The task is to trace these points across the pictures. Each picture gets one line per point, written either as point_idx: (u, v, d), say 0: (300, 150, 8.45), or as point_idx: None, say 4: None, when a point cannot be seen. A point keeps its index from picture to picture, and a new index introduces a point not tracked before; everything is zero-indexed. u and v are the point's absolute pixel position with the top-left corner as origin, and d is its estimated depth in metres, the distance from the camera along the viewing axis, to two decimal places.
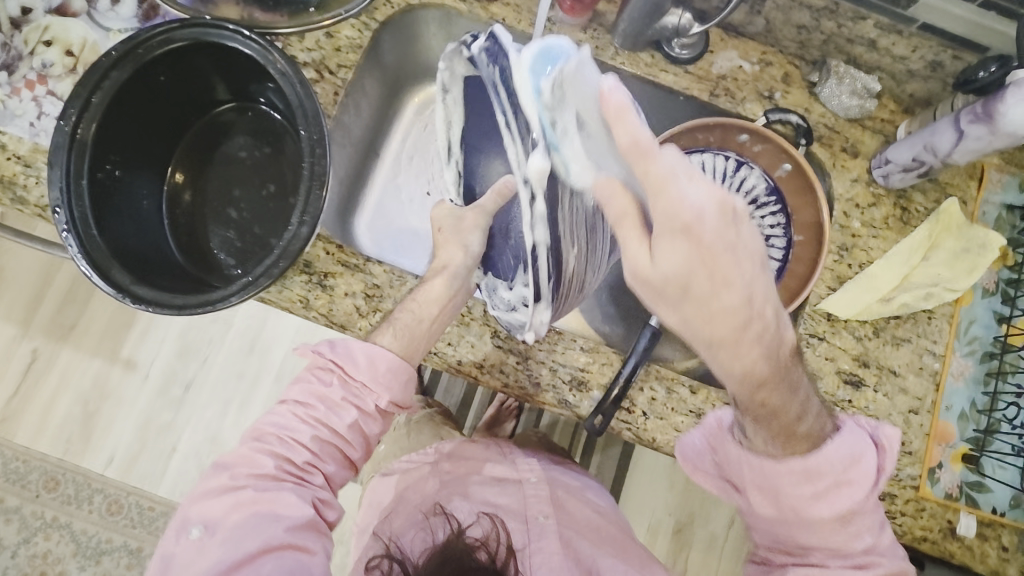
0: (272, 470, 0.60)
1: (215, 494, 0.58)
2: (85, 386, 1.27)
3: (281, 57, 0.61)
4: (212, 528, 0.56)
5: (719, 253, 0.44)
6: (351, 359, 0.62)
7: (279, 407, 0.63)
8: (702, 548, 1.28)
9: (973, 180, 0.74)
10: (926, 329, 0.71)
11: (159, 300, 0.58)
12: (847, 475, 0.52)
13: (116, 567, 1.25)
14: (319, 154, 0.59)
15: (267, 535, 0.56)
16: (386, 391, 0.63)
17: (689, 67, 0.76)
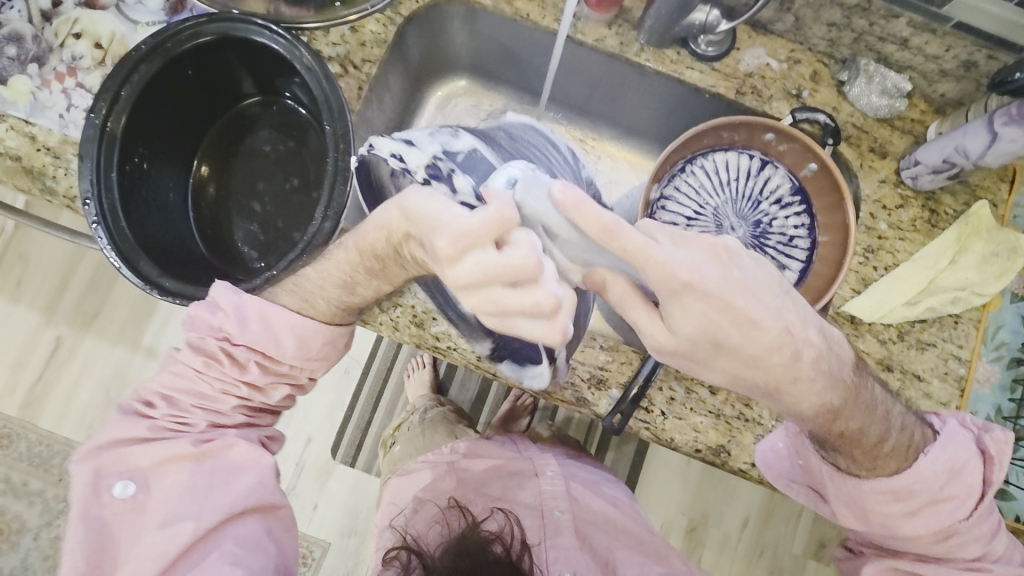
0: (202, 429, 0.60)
1: (139, 445, 0.59)
2: (107, 374, 1.29)
3: (308, 52, 0.61)
4: (147, 485, 0.58)
5: (728, 307, 0.50)
6: (276, 342, 0.60)
7: (186, 371, 0.60)
8: (714, 546, 1.28)
9: (1005, 182, 0.73)
10: (952, 333, 0.70)
11: (186, 292, 0.59)
12: (944, 492, 0.60)
13: None
14: (344, 149, 0.59)
15: (231, 500, 0.59)
16: (318, 363, 0.62)
17: (716, 65, 0.75)
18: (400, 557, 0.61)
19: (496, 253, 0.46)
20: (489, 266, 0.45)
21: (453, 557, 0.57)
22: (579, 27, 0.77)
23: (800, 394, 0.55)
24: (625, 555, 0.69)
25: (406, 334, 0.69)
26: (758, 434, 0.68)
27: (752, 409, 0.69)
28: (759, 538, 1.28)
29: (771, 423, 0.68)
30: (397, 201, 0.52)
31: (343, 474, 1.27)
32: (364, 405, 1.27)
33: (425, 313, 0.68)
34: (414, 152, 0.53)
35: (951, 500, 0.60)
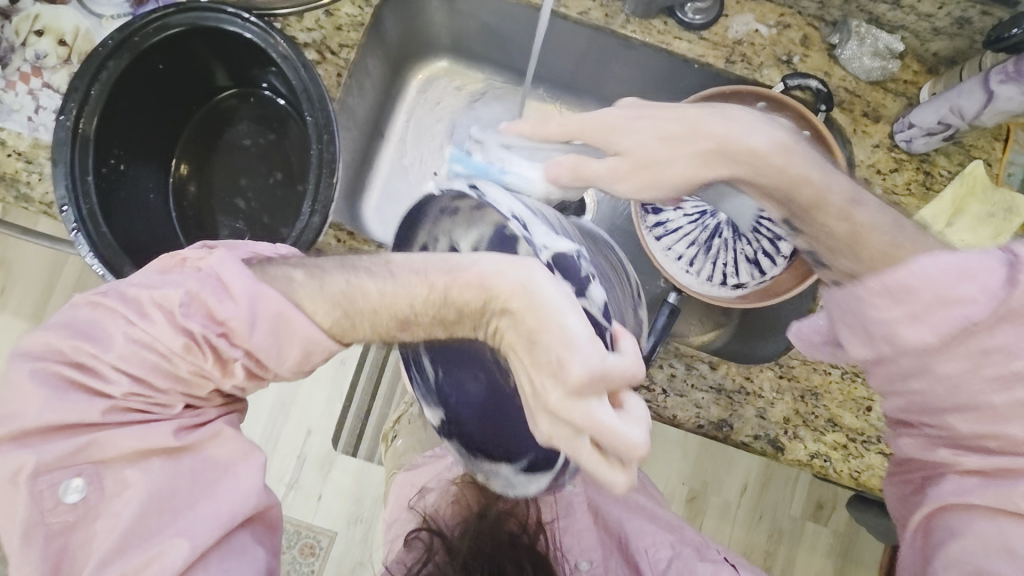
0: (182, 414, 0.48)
1: (96, 430, 0.46)
2: None
3: (284, 41, 0.58)
4: (100, 478, 0.46)
5: (665, 108, 0.56)
6: (278, 349, 0.47)
7: (161, 335, 0.46)
8: (715, 514, 1.30)
9: (999, 141, 0.72)
10: None
11: None
12: (955, 292, 0.48)
13: None
14: (327, 140, 0.58)
15: (218, 508, 0.47)
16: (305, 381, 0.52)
17: (704, 33, 0.73)
18: (422, 537, 0.65)
19: (605, 408, 0.39)
20: (608, 418, 0.39)
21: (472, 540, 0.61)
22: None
23: (749, 138, 0.54)
24: (638, 525, 0.70)
25: None
26: (759, 406, 0.68)
27: (753, 381, 0.69)
28: (760, 503, 1.30)
29: (771, 395, 0.69)
30: (525, 271, 0.42)
31: (346, 465, 1.28)
32: (363, 396, 1.27)
33: None
34: (540, 227, 0.48)
35: (964, 316, 0.48)
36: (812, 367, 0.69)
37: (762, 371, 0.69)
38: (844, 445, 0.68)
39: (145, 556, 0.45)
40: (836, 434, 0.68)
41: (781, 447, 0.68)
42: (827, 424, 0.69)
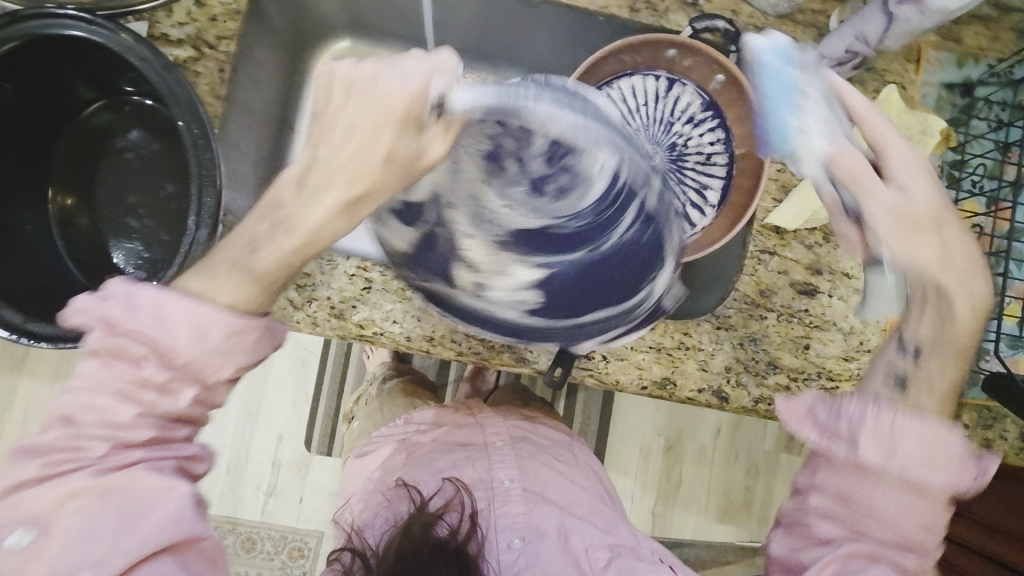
0: (102, 456, 0.43)
1: (31, 486, 0.42)
2: None
3: (140, 41, 0.54)
4: (47, 529, 0.41)
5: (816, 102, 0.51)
6: (165, 326, 0.43)
7: (84, 376, 0.43)
8: (692, 460, 1.33)
9: (911, 63, 0.71)
10: None
11: (61, 333, 0.55)
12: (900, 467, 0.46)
13: None
14: (204, 147, 0.54)
15: (142, 538, 0.42)
16: (230, 354, 0.45)
17: None
18: (344, 559, 0.62)
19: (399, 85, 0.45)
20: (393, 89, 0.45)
21: (394, 559, 0.58)
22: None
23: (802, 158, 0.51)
24: (576, 525, 0.69)
25: (328, 328, 0.65)
26: (699, 359, 0.68)
27: (691, 336, 0.69)
28: (733, 443, 1.33)
29: (711, 346, 0.69)
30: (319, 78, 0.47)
31: (323, 463, 1.26)
32: (328, 393, 1.25)
33: (344, 303, 0.65)
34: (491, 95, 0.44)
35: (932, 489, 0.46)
36: (748, 314, 0.69)
37: (700, 325, 0.69)
38: (786, 386, 0.69)
39: None
40: (777, 377, 0.69)
41: (726, 397, 0.69)
42: (768, 367, 0.69)
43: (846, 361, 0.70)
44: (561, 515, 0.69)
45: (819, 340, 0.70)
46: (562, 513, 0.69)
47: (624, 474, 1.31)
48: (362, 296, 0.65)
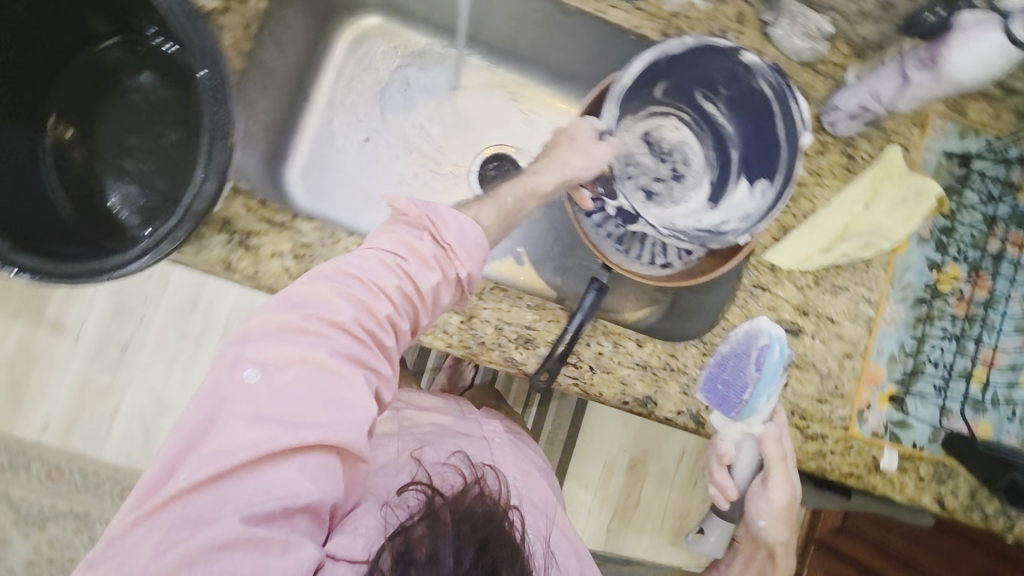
0: (350, 321, 0.48)
1: (279, 331, 0.46)
2: (10, 351, 1.39)
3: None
4: (272, 376, 0.45)
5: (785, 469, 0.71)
6: (437, 218, 0.54)
7: (368, 257, 0.51)
8: (653, 482, 1.35)
9: (917, 127, 0.74)
10: (864, 277, 0.73)
11: (46, 267, 0.52)
12: None
13: (99, 503, 1.41)
14: (221, 100, 0.53)
15: (324, 428, 0.44)
16: (472, 260, 0.54)
17: (641, 3, 0.71)
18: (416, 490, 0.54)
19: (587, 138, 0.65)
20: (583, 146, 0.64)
21: (461, 513, 0.50)
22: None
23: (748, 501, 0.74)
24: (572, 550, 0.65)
25: None
26: (682, 382, 0.70)
27: (678, 359, 0.70)
28: (695, 470, 1.36)
29: (695, 371, 0.70)
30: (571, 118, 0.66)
31: None
32: None
33: None
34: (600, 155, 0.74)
35: None
36: None
37: (687, 348, 0.71)
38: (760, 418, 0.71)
39: (197, 477, 0.41)
40: None
41: (701, 421, 0.70)
42: None
43: (820, 402, 0.73)
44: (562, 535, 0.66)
45: (797, 379, 0.72)
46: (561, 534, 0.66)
47: (585, 488, 1.33)
48: None
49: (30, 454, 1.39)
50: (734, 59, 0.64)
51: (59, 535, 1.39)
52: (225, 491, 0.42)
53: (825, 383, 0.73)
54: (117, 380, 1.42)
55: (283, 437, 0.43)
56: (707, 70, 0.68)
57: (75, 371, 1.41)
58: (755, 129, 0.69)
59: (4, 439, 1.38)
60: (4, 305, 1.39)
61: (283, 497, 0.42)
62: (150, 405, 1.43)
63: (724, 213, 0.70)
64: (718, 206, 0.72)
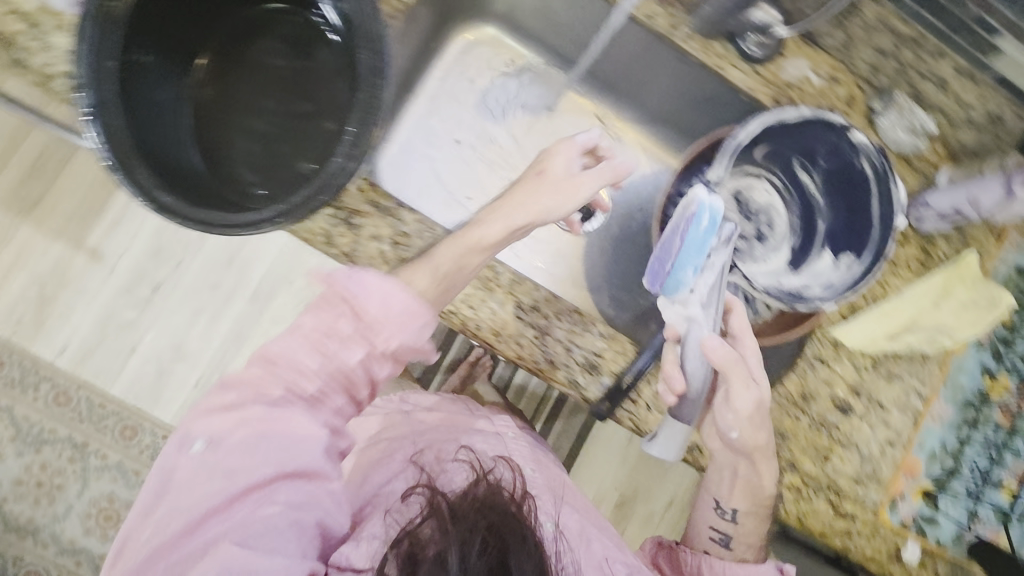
0: (279, 397, 0.56)
1: (218, 411, 0.55)
2: (43, 269, 1.39)
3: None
4: (219, 442, 0.54)
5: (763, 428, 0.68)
6: (365, 292, 0.58)
7: (294, 334, 0.58)
8: (638, 523, 1.36)
9: (995, 238, 0.76)
10: (919, 370, 0.75)
11: (184, 211, 0.52)
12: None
13: (100, 436, 1.40)
14: (377, 86, 0.54)
15: (289, 458, 0.54)
16: (401, 330, 0.58)
17: (760, 68, 0.73)
18: (420, 493, 0.59)
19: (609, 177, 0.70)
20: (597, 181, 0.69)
21: (476, 503, 0.55)
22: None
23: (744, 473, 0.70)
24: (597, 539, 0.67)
25: None
26: None
27: None
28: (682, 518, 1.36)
29: None
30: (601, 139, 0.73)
31: None
32: None
33: None
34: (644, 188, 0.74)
35: None
36: (785, 410, 0.73)
37: None
38: (797, 488, 0.73)
39: (186, 530, 0.51)
40: (792, 477, 0.73)
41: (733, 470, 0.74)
42: (787, 466, 0.73)
43: (855, 483, 0.74)
44: (582, 522, 0.68)
45: (839, 457, 0.73)
46: (583, 521, 0.69)
47: None
48: None
49: (41, 375, 1.39)
50: (843, 135, 0.66)
51: (53, 460, 1.39)
52: (205, 533, 0.51)
53: (864, 466, 0.74)
54: (142, 318, 1.42)
55: (257, 514, 0.51)
56: (809, 141, 0.69)
57: (101, 304, 1.40)
58: (846, 203, 0.71)
59: (20, 353, 1.38)
60: (47, 225, 1.40)
61: (264, 518, 0.51)
62: (168, 349, 1.43)
63: (805, 279, 0.72)
64: (799, 271, 0.73)
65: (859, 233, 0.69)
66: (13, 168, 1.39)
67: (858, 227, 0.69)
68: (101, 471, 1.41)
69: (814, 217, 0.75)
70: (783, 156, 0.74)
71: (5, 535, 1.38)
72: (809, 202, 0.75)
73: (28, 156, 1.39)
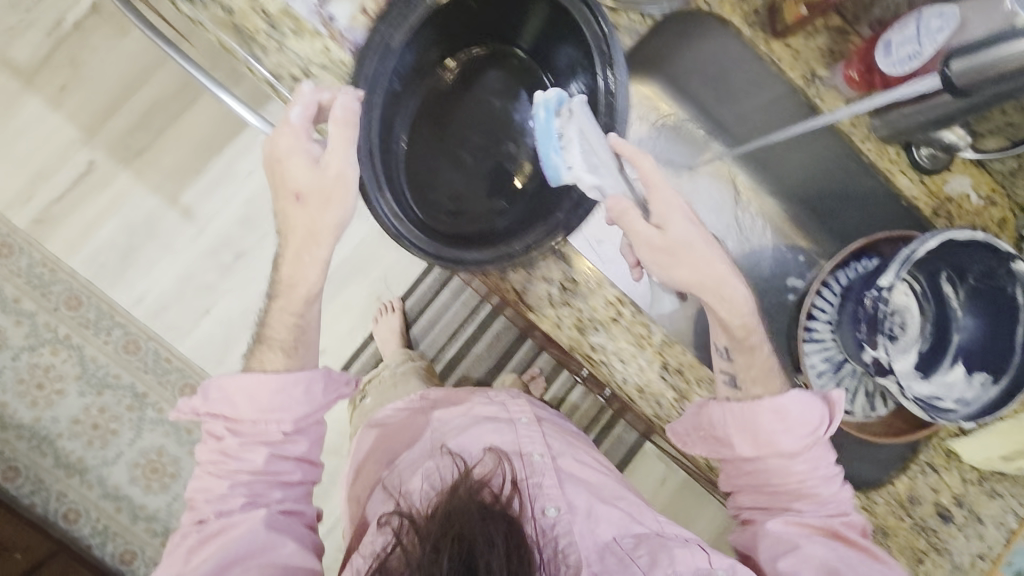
0: (238, 507, 0.70)
1: (175, 558, 0.70)
2: (135, 218, 1.41)
3: (599, 20, 0.62)
4: None
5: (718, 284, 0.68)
6: (231, 403, 0.72)
7: (205, 473, 0.73)
8: None
9: None
10: (1018, 490, 0.78)
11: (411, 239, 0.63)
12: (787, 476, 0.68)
13: (161, 390, 1.43)
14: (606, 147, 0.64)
15: (240, 547, 0.68)
16: (291, 407, 0.72)
17: (926, 178, 0.76)
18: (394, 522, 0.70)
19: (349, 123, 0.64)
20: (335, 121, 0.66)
21: (443, 521, 0.64)
22: (821, 93, 0.76)
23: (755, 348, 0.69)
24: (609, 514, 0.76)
25: (566, 333, 0.69)
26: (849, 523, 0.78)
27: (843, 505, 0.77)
28: None
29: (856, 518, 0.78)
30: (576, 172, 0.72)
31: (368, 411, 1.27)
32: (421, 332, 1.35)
33: (591, 322, 0.69)
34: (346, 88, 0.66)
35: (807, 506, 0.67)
36: (891, 509, 0.77)
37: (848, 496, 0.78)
38: None
39: None
40: None
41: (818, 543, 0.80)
42: None
43: None
44: (591, 499, 0.78)
45: (932, 561, 0.76)
46: (592, 497, 0.78)
47: None
48: (606, 324, 0.69)
49: (115, 321, 1.41)
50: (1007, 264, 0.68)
51: (112, 405, 1.41)
52: None
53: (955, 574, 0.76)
54: (220, 283, 1.43)
55: (247, 551, 0.68)
56: (965, 261, 0.72)
57: (185, 262, 1.42)
58: (988, 325, 0.74)
59: (98, 296, 1.40)
60: (147, 175, 1.42)
61: (249, 557, 0.68)
62: (240, 317, 1.44)
63: (933, 387, 0.74)
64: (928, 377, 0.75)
65: (996, 358, 0.72)
66: (124, 115, 1.41)
67: (996, 352, 0.72)
68: (156, 423, 1.43)
69: (947, 330, 0.77)
70: (932, 268, 0.76)
71: (53, 468, 1.40)
72: (946, 315, 0.77)
73: (140, 105, 1.42)
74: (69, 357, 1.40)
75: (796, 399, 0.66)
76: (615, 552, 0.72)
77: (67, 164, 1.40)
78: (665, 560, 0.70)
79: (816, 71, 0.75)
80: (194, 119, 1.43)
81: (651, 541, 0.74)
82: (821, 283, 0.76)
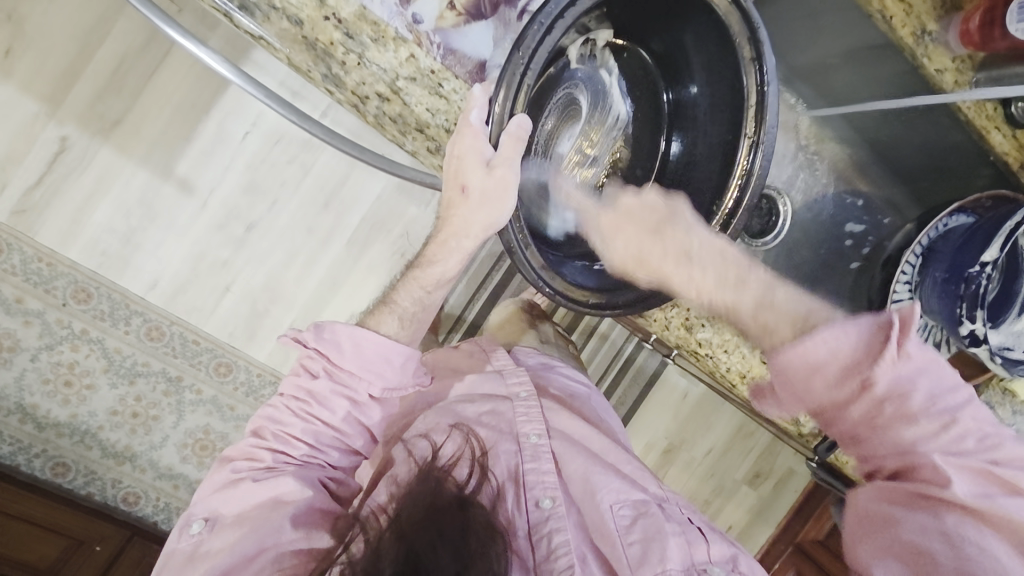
0: (269, 464, 0.68)
1: (211, 494, 0.68)
2: (129, 197, 1.28)
3: (751, 22, 0.62)
4: (211, 524, 0.66)
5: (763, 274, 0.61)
6: (335, 347, 0.70)
7: (276, 401, 0.72)
8: (681, 465, 1.61)
9: None
10: None
11: (565, 292, 0.67)
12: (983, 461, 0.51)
13: (195, 371, 1.40)
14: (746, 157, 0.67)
15: (273, 530, 0.63)
16: (377, 377, 0.71)
17: (1017, 133, 0.84)
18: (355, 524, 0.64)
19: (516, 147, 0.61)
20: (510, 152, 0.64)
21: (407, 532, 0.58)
22: (928, 50, 0.81)
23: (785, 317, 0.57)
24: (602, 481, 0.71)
25: (676, 332, 0.82)
26: None
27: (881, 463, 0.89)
28: (715, 464, 1.62)
29: None
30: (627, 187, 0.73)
31: None
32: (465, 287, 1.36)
33: (698, 319, 0.81)
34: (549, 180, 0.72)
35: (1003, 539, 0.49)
36: None
37: None
38: None
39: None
40: None
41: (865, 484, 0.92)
42: None
43: None
44: (589, 470, 0.73)
45: None
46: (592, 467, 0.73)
47: None
48: (712, 319, 0.81)
49: (132, 309, 1.33)
50: None
51: (147, 392, 1.39)
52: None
53: None
54: (236, 257, 1.34)
55: (271, 542, 0.62)
56: None
57: (194, 240, 1.32)
58: None
59: (108, 286, 1.31)
60: (130, 148, 1.27)
61: (262, 543, 0.62)
62: (263, 291, 1.37)
63: (1003, 337, 0.74)
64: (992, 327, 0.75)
65: None
66: (88, 79, 1.23)
67: None
68: (196, 404, 1.42)
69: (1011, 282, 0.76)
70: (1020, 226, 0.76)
71: (102, 459, 1.42)
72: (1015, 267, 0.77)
73: (105, 66, 1.23)
74: (91, 351, 1.35)
75: (829, 338, 0.51)
76: (603, 531, 0.68)
77: (37, 144, 1.24)
78: (655, 556, 0.65)
79: (927, 27, 0.80)
80: (173, 79, 1.25)
81: (649, 516, 0.69)
82: (913, 244, 0.81)
